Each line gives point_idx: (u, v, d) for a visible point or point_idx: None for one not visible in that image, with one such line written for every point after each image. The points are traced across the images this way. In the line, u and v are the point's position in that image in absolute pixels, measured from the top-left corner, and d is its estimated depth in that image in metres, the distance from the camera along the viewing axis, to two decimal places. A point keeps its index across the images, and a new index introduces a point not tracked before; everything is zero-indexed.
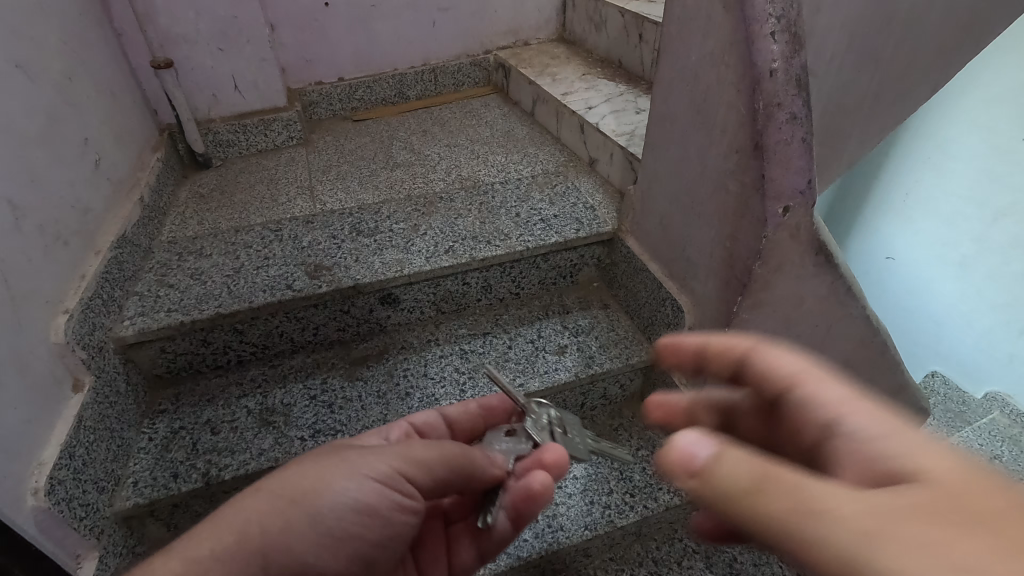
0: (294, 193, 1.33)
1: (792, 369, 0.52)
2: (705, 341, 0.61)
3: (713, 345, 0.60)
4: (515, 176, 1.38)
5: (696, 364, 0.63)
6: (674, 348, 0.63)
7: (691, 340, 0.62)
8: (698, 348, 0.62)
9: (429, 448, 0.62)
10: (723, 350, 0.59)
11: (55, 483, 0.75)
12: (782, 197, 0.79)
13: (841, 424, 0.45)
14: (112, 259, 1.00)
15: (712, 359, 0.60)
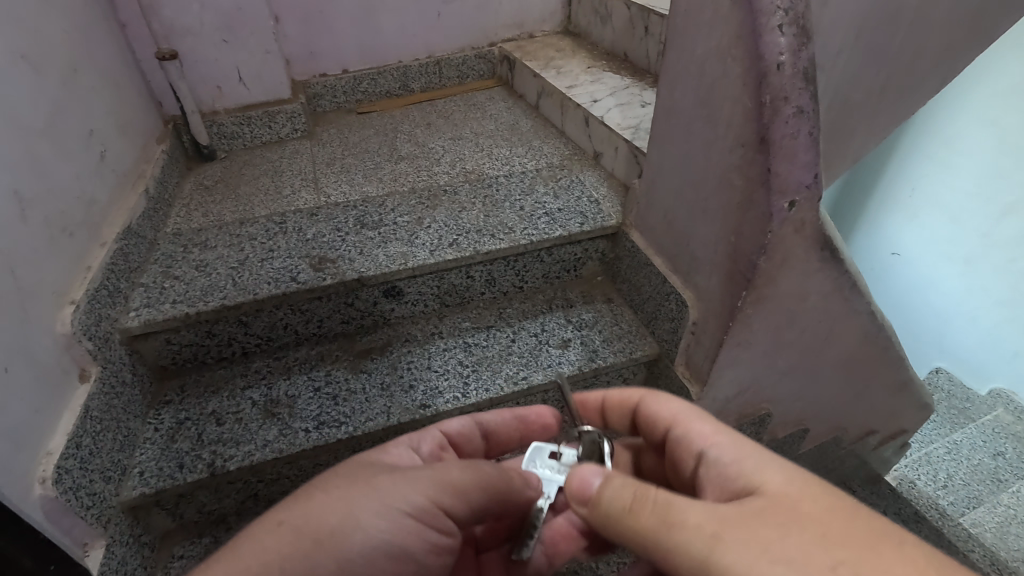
0: (299, 185, 1.33)
1: (669, 413, 0.66)
2: (604, 396, 0.76)
3: (611, 399, 0.75)
4: (519, 169, 1.38)
5: (601, 416, 0.77)
6: (581, 404, 0.77)
7: (595, 395, 0.77)
8: (600, 403, 0.76)
9: (463, 471, 0.60)
10: (619, 401, 0.74)
11: (62, 472, 0.76)
12: (787, 192, 0.79)
13: (709, 455, 0.59)
14: (118, 250, 1.00)
15: (612, 409, 0.75)
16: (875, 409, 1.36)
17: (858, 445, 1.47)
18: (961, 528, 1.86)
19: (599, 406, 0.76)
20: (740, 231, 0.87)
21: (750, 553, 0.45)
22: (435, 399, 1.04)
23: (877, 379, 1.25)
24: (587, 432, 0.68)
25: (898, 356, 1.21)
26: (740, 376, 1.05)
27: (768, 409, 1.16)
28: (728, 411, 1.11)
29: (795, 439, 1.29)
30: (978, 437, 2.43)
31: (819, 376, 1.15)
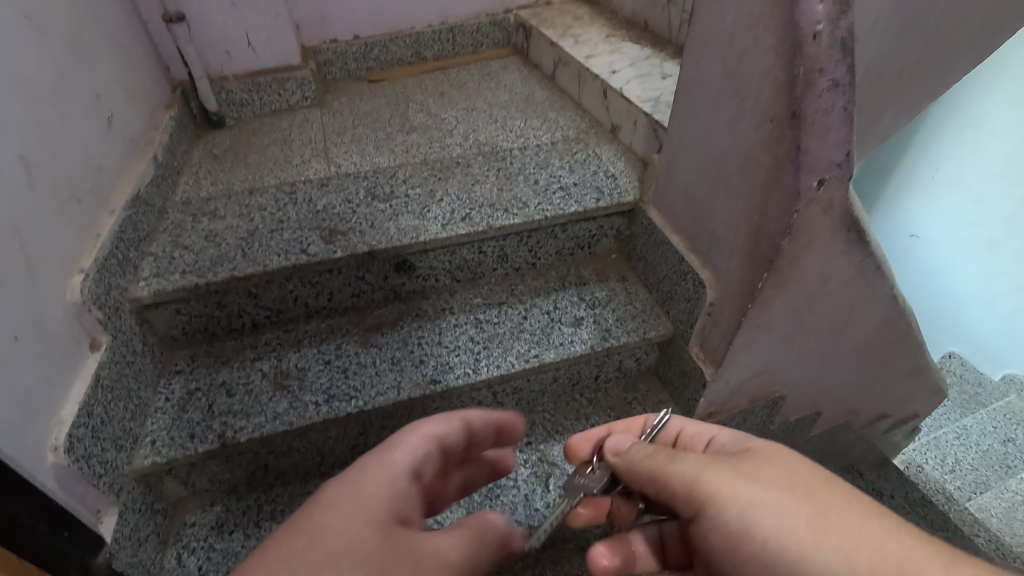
0: (309, 155, 1.30)
1: (676, 423, 0.74)
2: (606, 427, 0.76)
3: (613, 429, 0.76)
4: (534, 142, 1.34)
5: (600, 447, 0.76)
6: (582, 437, 0.75)
7: (594, 431, 0.76)
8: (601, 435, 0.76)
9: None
10: (625, 429, 0.76)
11: (74, 441, 0.76)
12: (817, 170, 0.75)
13: (715, 438, 0.69)
14: (127, 219, 0.99)
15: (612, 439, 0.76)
16: (889, 393, 1.34)
17: (869, 429, 1.45)
18: (967, 513, 1.86)
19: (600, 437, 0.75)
20: (764, 212, 0.84)
21: (732, 479, 0.58)
22: (445, 374, 1.04)
23: (894, 364, 1.23)
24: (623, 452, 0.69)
25: (916, 342, 1.19)
26: (756, 359, 1.03)
27: (782, 392, 1.14)
28: (741, 394, 1.10)
29: (807, 423, 1.27)
30: (989, 423, 2.41)
31: (835, 360, 1.13)
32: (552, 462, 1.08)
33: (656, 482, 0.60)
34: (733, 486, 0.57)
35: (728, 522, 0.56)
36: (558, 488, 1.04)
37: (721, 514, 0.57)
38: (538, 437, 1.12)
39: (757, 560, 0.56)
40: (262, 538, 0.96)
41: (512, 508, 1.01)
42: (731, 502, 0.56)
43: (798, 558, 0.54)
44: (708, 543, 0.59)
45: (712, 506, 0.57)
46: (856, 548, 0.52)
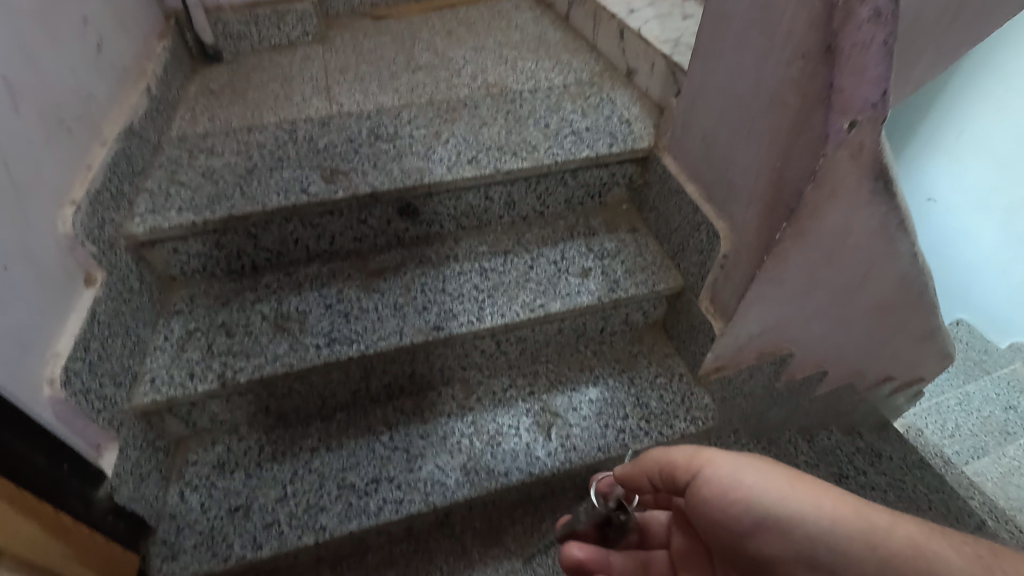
0: (310, 93, 1.24)
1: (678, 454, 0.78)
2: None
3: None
4: (545, 84, 1.28)
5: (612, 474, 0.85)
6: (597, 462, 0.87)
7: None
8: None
9: None
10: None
11: (71, 374, 0.75)
12: (849, 111, 0.70)
13: None
14: (120, 151, 0.95)
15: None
16: (898, 356, 1.31)
17: (873, 391, 1.44)
18: (964, 477, 1.87)
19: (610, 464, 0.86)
20: (787, 156, 0.80)
21: (723, 451, 0.66)
22: (449, 321, 1.02)
23: (907, 326, 1.20)
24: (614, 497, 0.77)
25: (932, 304, 1.15)
26: (767, 314, 1.00)
27: (791, 349, 1.12)
28: (749, 350, 1.08)
29: (813, 382, 1.26)
30: (992, 390, 2.41)
31: (847, 319, 1.10)
32: (554, 413, 1.07)
33: (658, 456, 0.69)
34: (724, 453, 0.65)
35: (722, 479, 0.63)
36: (559, 438, 1.04)
37: (714, 473, 0.64)
38: (541, 388, 1.11)
39: (745, 510, 0.61)
40: (263, 478, 0.96)
41: (514, 457, 1.01)
42: (723, 462, 0.64)
43: (780, 507, 0.59)
44: (702, 504, 0.64)
45: (707, 466, 0.65)
46: (826, 499, 0.58)
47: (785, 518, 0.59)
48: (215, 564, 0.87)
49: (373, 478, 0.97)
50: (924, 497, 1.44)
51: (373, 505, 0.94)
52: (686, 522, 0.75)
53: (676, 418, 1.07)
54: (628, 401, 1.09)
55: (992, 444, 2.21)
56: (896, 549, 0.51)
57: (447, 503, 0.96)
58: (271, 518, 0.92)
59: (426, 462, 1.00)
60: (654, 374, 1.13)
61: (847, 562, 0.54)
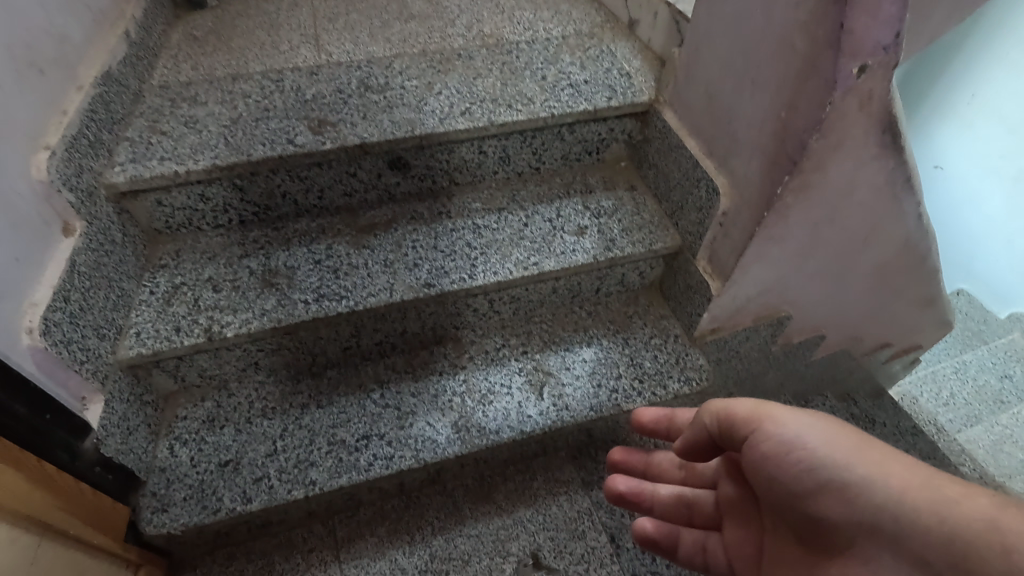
0: (298, 42, 1.19)
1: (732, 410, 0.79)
2: (671, 410, 0.86)
3: (677, 412, 0.85)
4: (544, 35, 1.23)
5: (664, 425, 0.85)
6: (649, 409, 0.87)
7: (660, 409, 0.87)
8: (666, 414, 0.85)
9: None
10: (686, 413, 0.83)
11: (50, 325, 0.73)
12: (859, 54, 0.66)
13: None
14: (97, 96, 0.91)
15: (676, 422, 0.84)
16: (896, 321, 1.30)
17: (870, 358, 1.42)
18: (956, 445, 1.87)
19: (662, 415, 0.86)
20: (793, 105, 0.76)
21: (787, 409, 0.64)
22: (440, 279, 0.99)
23: (907, 290, 1.18)
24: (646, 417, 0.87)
25: (934, 268, 1.13)
26: (766, 274, 0.98)
27: (788, 312, 1.10)
28: (746, 311, 1.06)
29: (810, 346, 1.24)
30: (988, 359, 2.41)
31: (848, 281, 1.08)
32: (548, 372, 1.06)
33: (718, 409, 0.68)
34: (790, 412, 0.63)
35: (784, 436, 0.62)
36: (552, 397, 1.03)
37: (776, 429, 0.62)
38: (535, 347, 1.10)
39: (806, 470, 0.59)
40: (253, 434, 0.96)
41: (506, 415, 1.00)
42: (788, 421, 0.62)
43: (843, 471, 0.58)
44: (759, 462, 0.63)
45: (769, 422, 0.63)
46: (891, 468, 0.57)
47: (847, 483, 0.57)
48: (206, 516, 0.87)
49: (363, 434, 0.97)
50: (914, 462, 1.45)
51: (363, 460, 0.94)
52: (736, 471, 0.75)
53: (670, 378, 1.06)
54: (622, 361, 1.08)
55: (983, 414, 2.21)
56: (965, 520, 0.49)
57: (439, 460, 0.95)
58: (261, 472, 0.92)
59: (417, 419, 0.99)
60: (648, 335, 1.12)
61: (907, 528, 0.53)
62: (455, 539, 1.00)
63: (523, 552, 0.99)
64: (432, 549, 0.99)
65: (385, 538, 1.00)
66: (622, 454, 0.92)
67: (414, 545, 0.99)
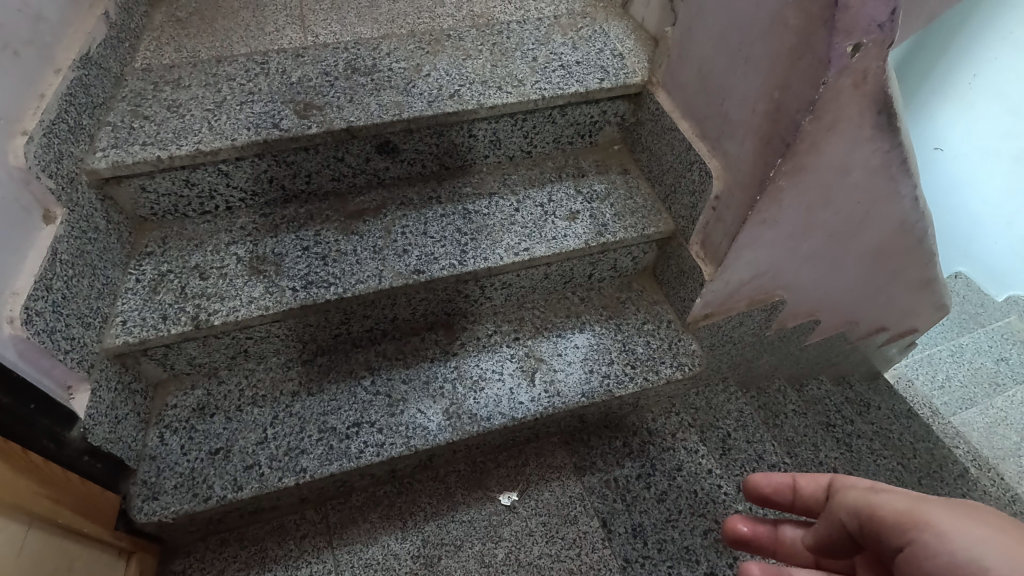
0: (283, 22, 1.16)
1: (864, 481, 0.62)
2: (792, 475, 0.68)
3: (800, 480, 0.67)
4: (535, 15, 1.20)
5: (787, 497, 0.68)
6: (763, 477, 0.69)
7: (779, 475, 0.69)
8: (786, 482, 0.68)
9: None
10: (809, 481, 0.66)
11: (32, 313, 0.72)
12: (854, 32, 0.64)
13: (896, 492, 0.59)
14: (76, 80, 0.88)
15: (801, 495, 0.67)
16: (892, 304, 1.29)
17: (866, 342, 1.41)
18: (950, 427, 1.88)
19: (783, 484, 0.68)
20: (785, 84, 0.74)
21: (948, 520, 0.50)
22: (429, 265, 0.98)
23: (903, 273, 1.17)
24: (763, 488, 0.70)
25: (930, 250, 1.12)
26: (760, 258, 0.97)
27: (782, 296, 1.09)
28: (740, 295, 1.05)
29: (805, 330, 1.23)
30: (985, 342, 2.42)
31: (843, 265, 1.07)
32: (539, 358, 1.05)
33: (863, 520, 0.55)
34: (953, 529, 0.49)
35: (954, 559, 0.48)
36: (544, 383, 1.03)
37: (941, 545, 0.49)
38: (527, 333, 1.09)
39: None
40: (243, 421, 0.96)
41: (497, 402, 1.00)
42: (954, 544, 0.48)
43: None
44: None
45: (926, 531, 0.50)
46: None
47: None
48: (197, 504, 0.87)
49: (354, 422, 0.97)
50: (907, 445, 1.46)
51: (354, 447, 0.94)
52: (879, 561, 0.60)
53: (662, 363, 1.06)
54: (615, 347, 1.08)
55: (979, 397, 2.22)
56: None
57: (430, 447, 0.95)
58: (252, 460, 0.92)
59: (408, 406, 0.99)
60: (641, 320, 1.11)
61: None
62: (448, 525, 1.00)
63: (515, 537, 0.99)
64: (425, 535, 0.99)
65: (379, 524, 1.00)
66: (747, 525, 0.73)
67: (406, 531, 0.99)
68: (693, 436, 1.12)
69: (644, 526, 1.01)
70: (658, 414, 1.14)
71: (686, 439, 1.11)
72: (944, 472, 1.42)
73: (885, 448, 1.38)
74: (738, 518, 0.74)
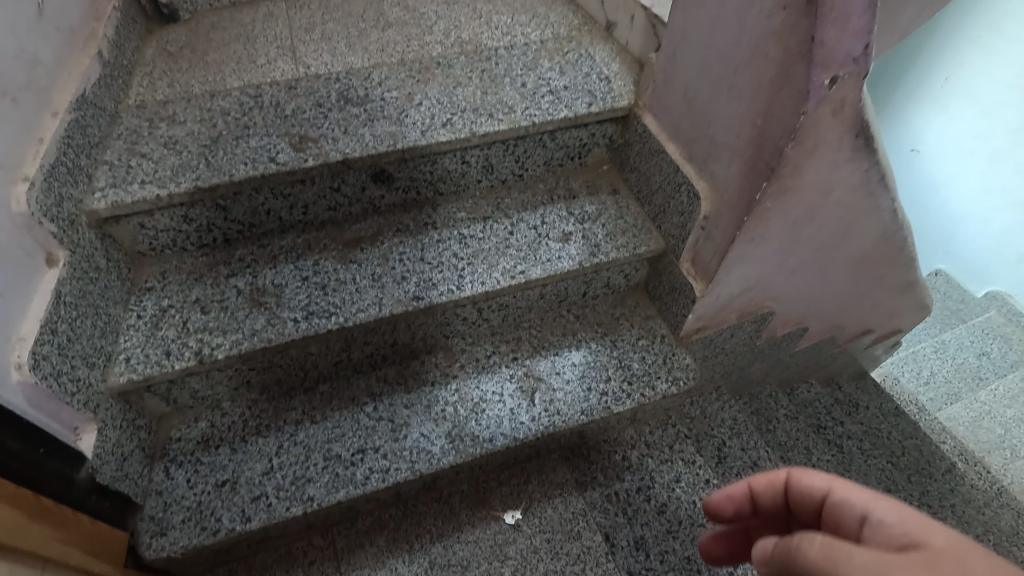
0: (274, 55, 1.17)
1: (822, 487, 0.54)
2: (747, 481, 0.64)
3: (755, 484, 0.62)
4: (522, 40, 1.22)
5: (751, 508, 0.65)
6: (720, 497, 0.66)
7: (735, 485, 0.65)
8: (742, 492, 0.64)
9: None
10: (763, 485, 0.62)
11: (39, 358, 0.73)
12: (832, 65, 0.68)
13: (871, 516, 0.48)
14: (73, 121, 0.89)
15: (758, 502, 0.63)
16: (876, 309, 1.33)
17: (853, 345, 1.45)
18: (937, 422, 1.94)
19: (741, 495, 0.64)
20: (768, 112, 0.78)
21: None
22: (428, 291, 1.00)
23: (885, 280, 1.21)
24: (721, 510, 0.66)
25: (911, 257, 1.15)
26: (748, 273, 1.00)
27: (771, 308, 1.12)
28: (730, 308, 1.08)
29: (794, 337, 1.27)
30: (966, 338, 2.48)
31: (828, 275, 1.10)
32: (538, 377, 1.08)
33: None
34: None
35: None
36: (543, 402, 1.05)
37: None
38: (525, 353, 1.11)
39: None
40: (248, 452, 0.97)
41: (498, 422, 1.02)
42: None
43: None
44: None
45: None
46: None
47: None
48: (205, 538, 0.88)
49: (358, 448, 0.98)
50: (896, 444, 1.50)
51: (359, 474, 0.95)
52: None
53: (657, 379, 1.08)
54: (611, 363, 1.10)
55: (964, 391, 2.28)
56: None
57: (434, 470, 0.97)
58: (259, 490, 0.93)
59: (411, 430, 1.00)
60: (636, 336, 1.14)
61: None
62: (453, 546, 1.02)
63: (520, 555, 1.01)
64: (432, 557, 1.01)
65: (385, 548, 1.01)
66: (721, 547, 0.72)
67: (413, 554, 1.01)
68: (690, 448, 1.14)
69: (646, 539, 1.03)
70: (655, 427, 1.16)
71: (683, 450, 1.14)
72: (933, 469, 1.46)
73: (874, 447, 1.42)
74: (709, 541, 0.73)
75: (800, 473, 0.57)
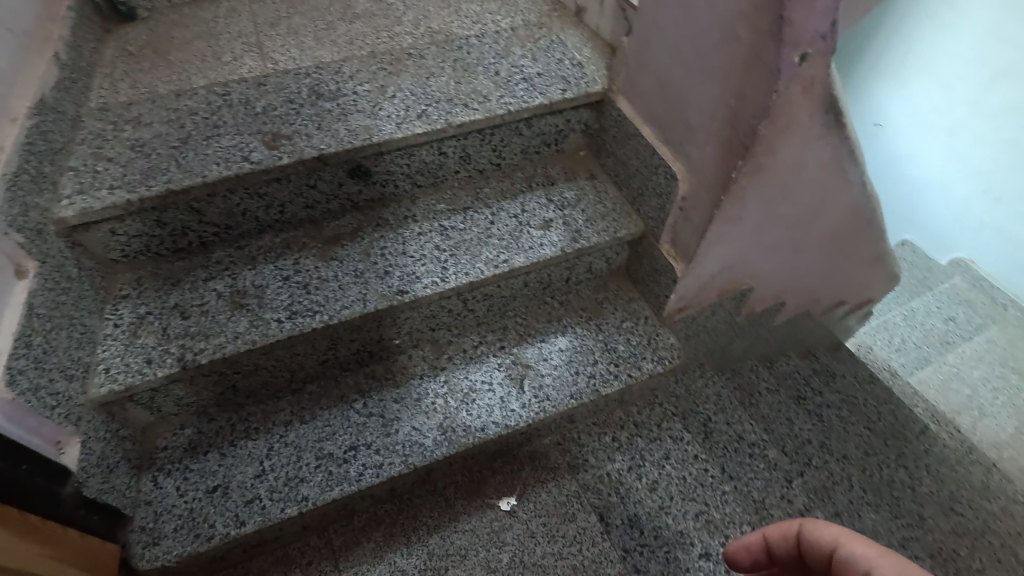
0: (240, 51, 1.15)
1: (829, 538, 0.54)
2: (762, 531, 0.63)
3: (769, 535, 0.62)
4: (492, 28, 1.22)
5: (764, 555, 0.63)
6: (739, 546, 0.66)
7: (750, 535, 0.65)
8: (757, 542, 0.64)
9: None
10: (777, 534, 0.61)
11: (15, 373, 0.71)
12: (800, 43, 0.69)
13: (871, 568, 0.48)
14: (33, 127, 0.86)
15: (773, 551, 0.62)
16: (849, 281, 1.37)
17: (828, 317, 1.49)
18: (909, 387, 2.00)
19: (755, 542, 0.64)
20: (741, 93, 0.79)
21: None
22: (412, 285, 1.00)
23: (856, 252, 1.24)
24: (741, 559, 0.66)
25: (880, 229, 1.19)
26: (727, 252, 1.02)
27: (750, 285, 1.15)
28: (710, 287, 1.10)
29: (772, 312, 1.30)
30: (934, 303, 2.52)
31: (803, 250, 1.13)
32: (526, 364, 1.09)
33: None
34: None
35: None
36: (533, 389, 1.06)
37: None
38: (512, 341, 1.12)
39: None
40: (239, 456, 0.95)
41: (489, 411, 1.03)
42: None
43: None
44: None
45: None
46: None
47: None
48: (199, 544, 0.87)
49: (350, 445, 0.98)
50: (873, 409, 1.48)
51: (353, 471, 0.95)
52: None
53: (643, 359, 1.10)
54: (597, 347, 1.12)
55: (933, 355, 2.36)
56: None
57: (428, 462, 0.97)
58: (252, 494, 0.92)
59: (402, 425, 1.00)
60: (620, 319, 1.16)
61: None
62: (450, 536, 1.02)
63: (517, 540, 1.02)
64: (430, 548, 1.01)
65: (383, 543, 1.02)
66: None
67: (411, 546, 1.01)
68: (677, 425, 1.17)
69: (639, 516, 1.06)
70: (643, 407, 1.18)
71: (671, 428, 1.16)
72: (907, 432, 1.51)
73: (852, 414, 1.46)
74: None
75: (807, 524, 0.57)
